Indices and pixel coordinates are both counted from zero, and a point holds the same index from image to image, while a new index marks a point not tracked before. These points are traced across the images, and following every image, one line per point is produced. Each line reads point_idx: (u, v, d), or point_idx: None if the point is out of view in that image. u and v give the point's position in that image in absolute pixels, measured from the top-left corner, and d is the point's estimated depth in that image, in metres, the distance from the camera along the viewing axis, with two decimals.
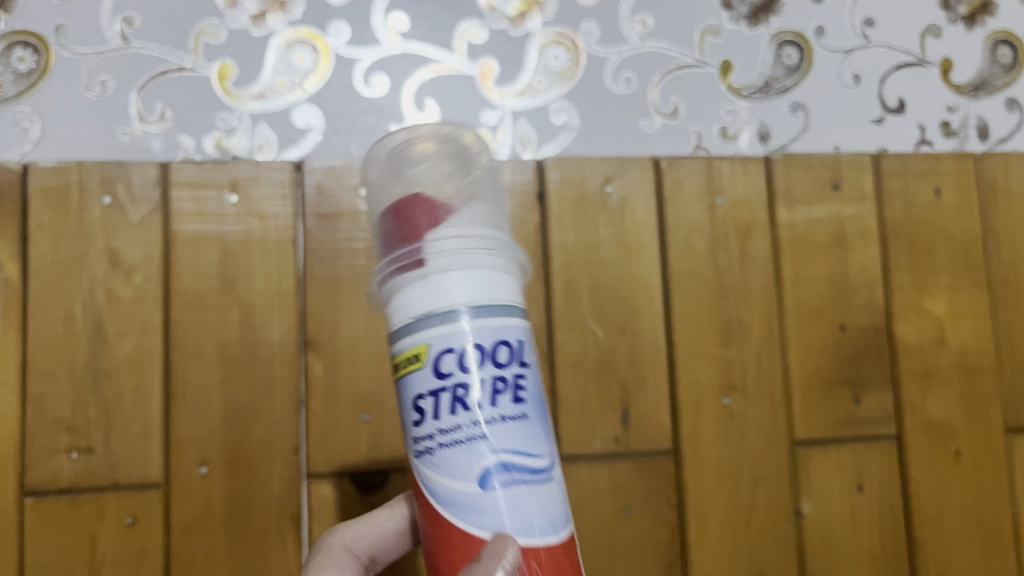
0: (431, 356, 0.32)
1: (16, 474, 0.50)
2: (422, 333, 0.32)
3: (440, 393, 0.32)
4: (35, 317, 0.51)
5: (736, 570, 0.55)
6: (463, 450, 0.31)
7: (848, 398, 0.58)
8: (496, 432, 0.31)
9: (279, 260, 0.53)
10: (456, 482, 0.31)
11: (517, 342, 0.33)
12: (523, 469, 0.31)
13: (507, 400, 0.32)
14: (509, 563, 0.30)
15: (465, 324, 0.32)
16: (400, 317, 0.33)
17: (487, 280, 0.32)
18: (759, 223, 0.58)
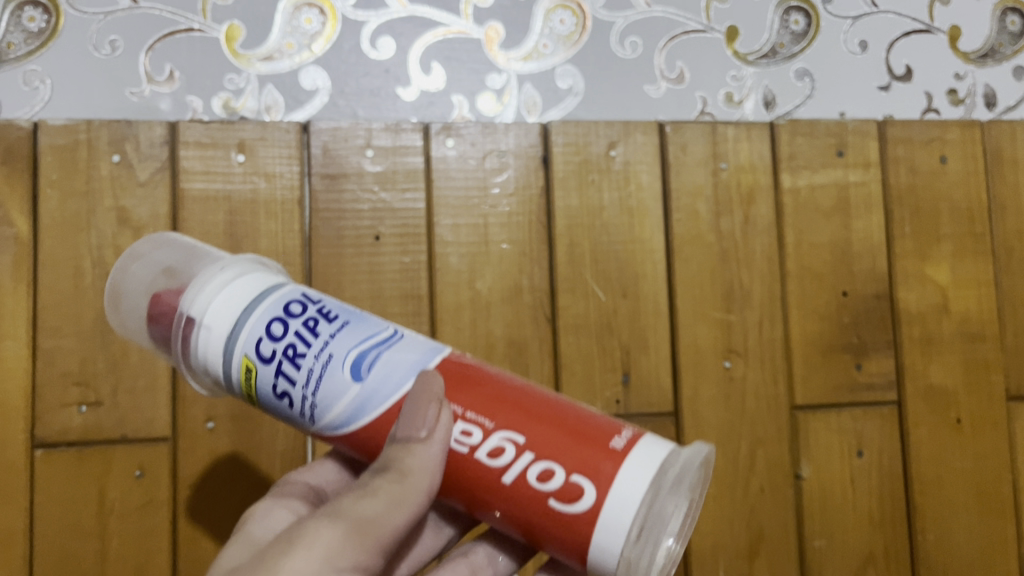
0: (253, 357, 0.32)
1: (25, 427, 0.51)
2: (236, 351, 0.32)
3: (279, 367, 0.32)
4: (45, 273, 0.52)
5: (734, 532, 0.56)
6: (332, 380, 0.32)
7: (849, 364, 0.58)
8: (339, 339, 0.32)
9: (285, 219, 0.54)
10: (340, 405, 0.32)
11: (303, 296, 0.34)
12: (374, 344, 0.32)
13: (326, 322, 0.33)
14: (432, 389, 0.31)
15: (254, 317, 0.32)
16: (216, 369, 0.33)
17: (248, 284, 0.34)
18: (763, 189, 0.58)
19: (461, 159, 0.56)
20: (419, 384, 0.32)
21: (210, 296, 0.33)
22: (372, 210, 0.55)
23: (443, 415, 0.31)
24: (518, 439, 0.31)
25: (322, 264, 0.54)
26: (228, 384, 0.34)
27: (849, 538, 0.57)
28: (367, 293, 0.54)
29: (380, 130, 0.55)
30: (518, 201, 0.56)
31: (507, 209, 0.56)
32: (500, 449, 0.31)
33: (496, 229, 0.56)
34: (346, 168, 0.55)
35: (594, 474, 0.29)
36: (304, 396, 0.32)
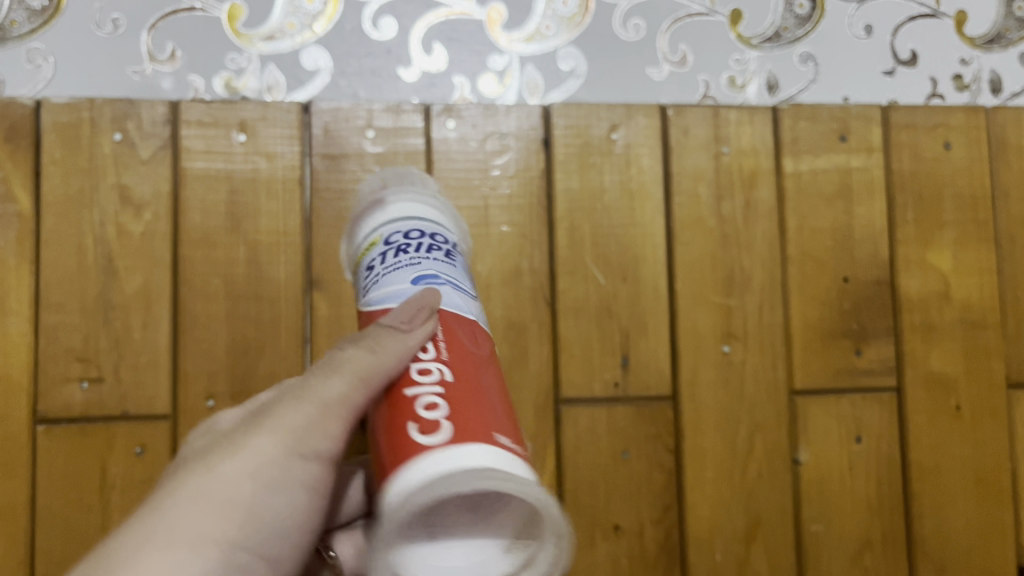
0: (383, 237, 0.33)
1: (27, 402, 0.51)
2: (378, 230, 0.33)
3: (387, 249, 0.32)
4: (47, 251, 0.52)
5: (731, 515, 0.56)
6: (407, 273, 0.31)
7: (849, 350, 0.58)
8: (435, 263, 0.32)
9: (286, 199, 0.54)
10: (387, 290, 0.31)
11: (453, 243, 0.34)
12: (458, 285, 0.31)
13: (440, 253, 0.32)
14: (429, 312, 0.30)
15: (410, 219, 0.33)
16: (359, 238, 0.34)
17: (430, 212, 0.34)
18: (764, 172, 0.58)
19: (461, 141, 0.56)
20: (427, 297, 0.30)
21: (401, 196, 0.34)
22: None
23: (425, 324, 0.30)
24: (448, 376, 0.28)
25: (322, 244, 0.54)
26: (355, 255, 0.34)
27: (846, 525, 0.57)
28: None
29: (381, 111, 0.55)
30: (519, 183, 0.56)
31: (507, 191, 0.56)
32: (429, 371, 0.28)
33: (496, 211, 0.56)
34: (347, 149, 0.55)
35: (459, 436, 0.26)
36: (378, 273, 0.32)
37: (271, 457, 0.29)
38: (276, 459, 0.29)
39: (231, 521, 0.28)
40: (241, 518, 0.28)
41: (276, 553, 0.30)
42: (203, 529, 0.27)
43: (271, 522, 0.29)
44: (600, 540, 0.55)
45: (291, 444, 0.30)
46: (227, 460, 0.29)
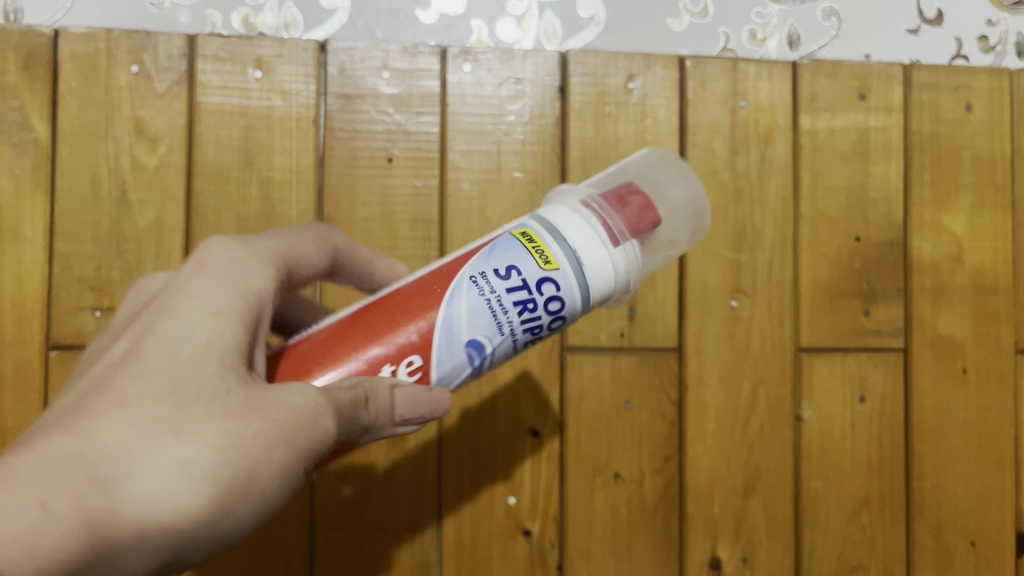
0: (554, 270, 0.33)
1: (41, 328, 0.52)
2: (562, 256, 0.33)
3: (524, 289, 0.33)
4: (62, 180, 0.53)
5: (731, 468, 0.56)
6: (490, 321, 0.33)
7: (857, 310, 0.58)
8: (498, 347, 0.33)
9: (300, 137, 0.54)
10: (459, 314, 0.33)
11: (545, 335, 0.35)
12: (494, 361, 0.34)
13: (536, 325, 0.34)
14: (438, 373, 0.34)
15: (575, 276, 0.33)
16: (567, 236, 0.34)
17: (600, 282, 0.34)
18: (781, 128, 0.58)
19: (476, 85, 0.56)
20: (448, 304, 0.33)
21: (603, 257, 0.33)
22: (386, 132, 0.55)
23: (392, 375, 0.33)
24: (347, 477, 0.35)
25: (334, 184, 0.54)
26: (557, 238, 0.34)
27: (844, 483, 0.57)
28: (378, 216, 0.55)
29: (398, 52, 0.55)
30: (533, 130, 0.56)
31: (521, 137, 0.56)
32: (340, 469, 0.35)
33: (509, 156, 0.56)
34: (362, 90, 0.55)
35: None
36: (494, 287, 0.33)
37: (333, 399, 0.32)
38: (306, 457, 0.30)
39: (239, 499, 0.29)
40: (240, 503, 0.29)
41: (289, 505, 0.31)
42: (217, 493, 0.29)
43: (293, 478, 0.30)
44: (599, 487, 0.55)
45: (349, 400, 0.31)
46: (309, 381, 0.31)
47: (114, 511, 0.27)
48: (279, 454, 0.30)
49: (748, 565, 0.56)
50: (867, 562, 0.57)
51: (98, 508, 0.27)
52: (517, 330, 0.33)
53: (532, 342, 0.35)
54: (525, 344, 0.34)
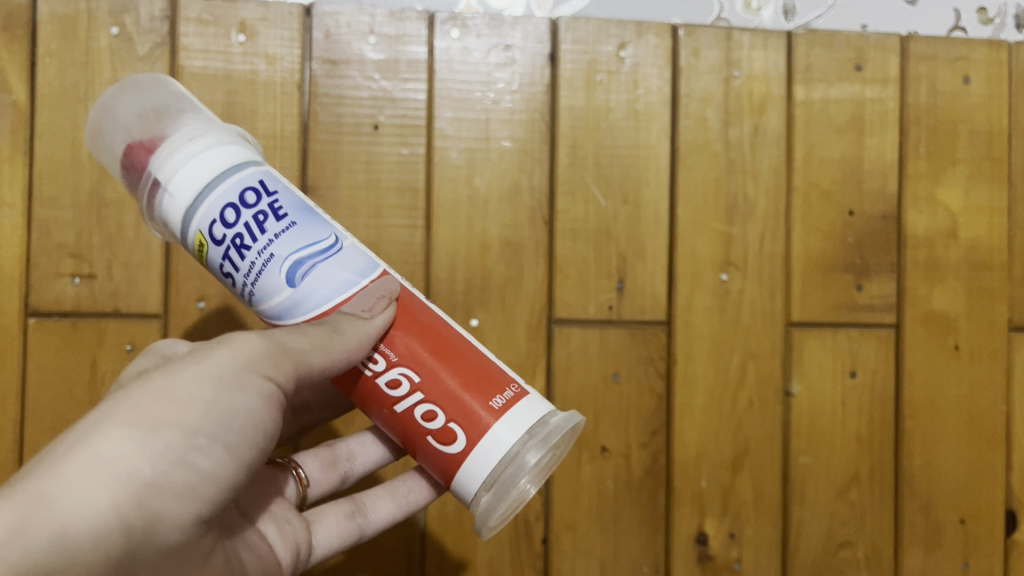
0: (203, 235, 0.33)
1: (20, 294, 0.52)
2: (189, 225, 0.33)
3: (225, 241, 0.33)
4: (41, 144, 0.52)
5: (720, 442, 0.56)
6: (270, 276, 0.33)
7: (850, 284, 0.57)
8: (283, 242, 0.33)
9: (284, 102, 0.53)
10: (275, 300, 0.34)
11: (260, 183, 0.34)
12: (310, 253, 0.34)
13: (274, 221, 0.33)
14: (379, 317, 0.34)
15: (212, 194, 0.33)
16: (171, 228, 0.34)
17: (204, 162, 0.33)
18: (775, 98, 0.57)
19: (465, 52, 0.55)
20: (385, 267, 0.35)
21: (170, 144, 0.34)
22: (372, 99, 0.54)
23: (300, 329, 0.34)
24: (413, 376, 0.34)
25: (318, 150, 0.53)
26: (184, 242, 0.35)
27: (832, 459, 0.57)
28: (364, 184, 0.54)
29: (385, 18, 0.54)
30: (522, 98, 0.55)
31: (509, 106, 0.55)
32: (397, 381, 0.34)
33: (497, 124, 0.55)
34: (348, 55, 0.54)
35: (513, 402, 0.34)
36: (240, 275, 0.34)
37: (256, 341, 0.34)
38: (241, 372, 0.33)
39: (187, 415, 0.31)
40: (194, 422, 0.31)
41: (248, 448, 0.33)
42: (162, 418, 0.31)
43: (233, 410, 0.33)
44: (585, 460, 0.55)
45: (262, 333, 0.34)
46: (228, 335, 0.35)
47: (50, 488, 0.29)
48: (206, 369, 0.33)
49: (735, 540, 0.56)
50: (855, 539, 0.57)
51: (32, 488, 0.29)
52: (264, 236, 0.33)
53: (278, 210, 0.34)
54: (277, 218, 0.34)
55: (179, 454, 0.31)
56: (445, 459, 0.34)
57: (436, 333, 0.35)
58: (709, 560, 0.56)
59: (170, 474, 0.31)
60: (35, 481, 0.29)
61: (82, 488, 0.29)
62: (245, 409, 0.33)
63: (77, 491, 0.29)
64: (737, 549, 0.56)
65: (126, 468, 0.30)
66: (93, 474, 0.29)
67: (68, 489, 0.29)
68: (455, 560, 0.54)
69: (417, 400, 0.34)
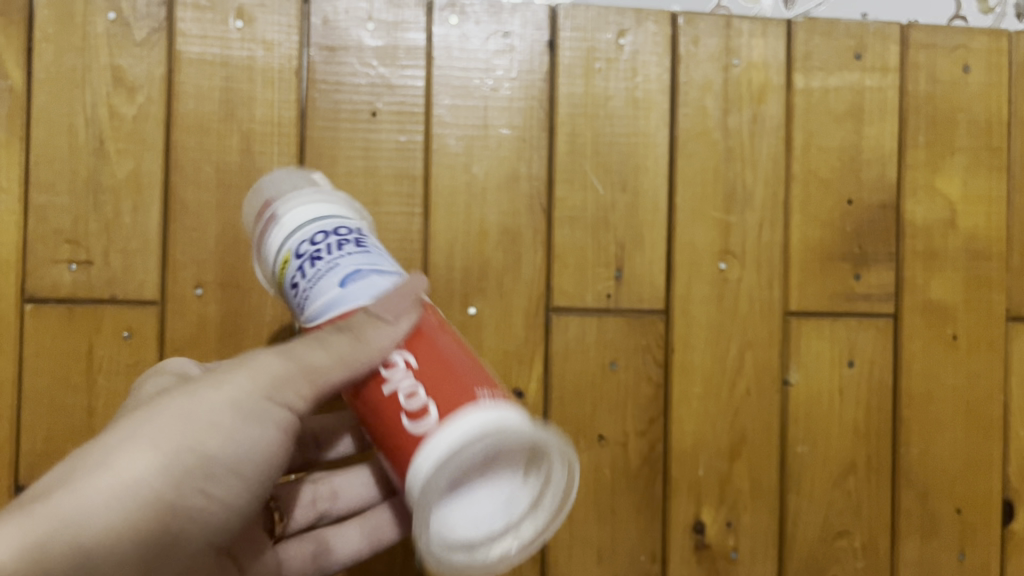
0: (289, 254, 0.33)
1: (17, 280, 0.51)
2: (282, 245, 0.33)
3: (299, 258, 0.32)
4: (37, 130, 0.52)
5: (717, 432, 0.56)
6: (331, 283, 0.31)
7: (848, 274, 0.57)
8: (353, 258, 0.32)
9: (281, 89, 0.53)
10: (329, 310, 0.31)
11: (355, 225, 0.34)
12: (374, 271, 0.32)
13: (354, 245, 0.32)
14: (407, 316, 0.32)
15: (309, 220, 0.33)
16: (268, 258, 0.34)
17: (315, 200, 0.34)
18: (774, 87, 0.56)
19: (463, 38, 0.54)
20: (422, 281, 0.34)
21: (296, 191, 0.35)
22: (370, 86, 0.54)
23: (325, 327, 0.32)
24: (411, 361, 0.31)
25: (316, 138, 0.53)
26: (273, 277, 0.34)
27: (829, 449, 0.57)
28: (362, 171, 0.53)
29: (383, 4, 0.54)
30: (520, 85, 0.55)
31: (508, 93, 0.55)
32: (393, 363, 0.31)
33: (496, 112, 0.54)
34: (346, 41, 0.53)
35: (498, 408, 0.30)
36: (305, 288, 0.32)
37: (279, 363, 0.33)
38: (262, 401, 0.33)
39: (208, 444, 0.32)
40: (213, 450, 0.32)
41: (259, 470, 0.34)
42: (185, 446, 0.32)
43: (251, 437, 0.33)
44: (582, 449, 0.55)
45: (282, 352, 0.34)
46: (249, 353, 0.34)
47: (76, 512, 0.29)
48: (221, 389, 0.33)
49: (732, 529, 0.56)
50: (851, 528, 0.57)
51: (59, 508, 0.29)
52: (340, 252, 0.32)
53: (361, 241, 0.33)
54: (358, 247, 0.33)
55: (197, 482, 0.32)
56: (411, 443, 0.30)
57: (442, 334, 0.32)
58: (706, 548, 0.56)
59: (187, 500, 0.32)
60: (62, 504, 0.29)
61: (107, 513, 0.30)
62: (262, 436, 0.33)
63: (102, 517, 0.30)
64: (733, 538, 0.56)
65: (148, 496, 0.31)
66: (115, 499, 0.30)
67: (93, 513, 0.29)
68: None
69: (400, 386, 0.31)
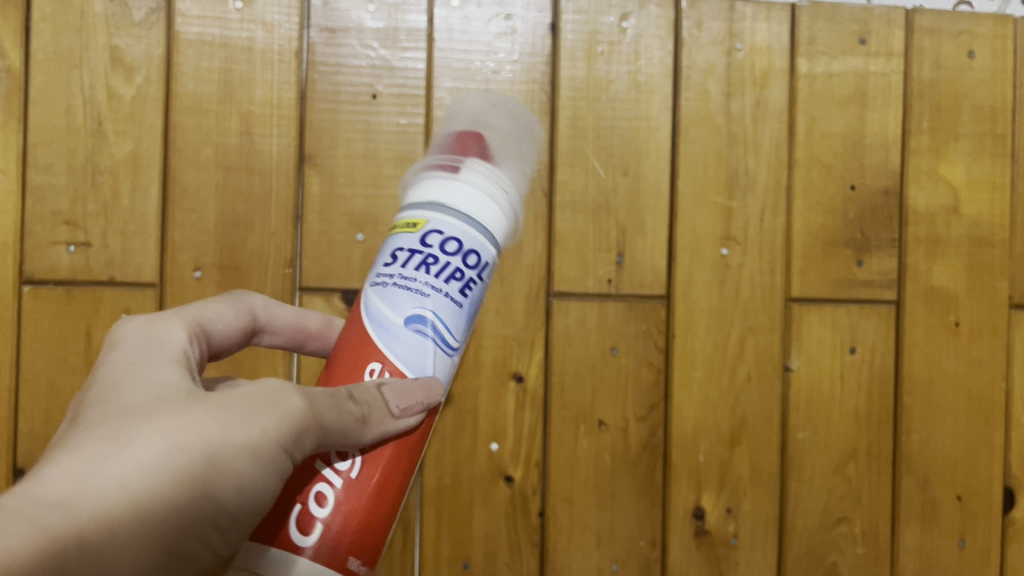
0: (424, 227, 0.30)
1: (15, 262, 0.51)
2: (431, 210, 0.30)
3: (418, 251, 0.29)
4: (35, 110, 0.51)
5: (718, 417, 0.55)
6: (404, 293, 0.29)
7: (850, 260, 0.57)
8: (440, 305, 0.29)
9: (281, 71, 0.53)
10: (386, 315, 0.29)
11: (478, 268, 0.30)
12: (441, 332, 0.29)
13: (460, 286, 0.30)
14: (416, 411, 0.29)
15: (457, 217, 0.29)
16: (416, 191, 0.31)
17: (483, 202, 0.30)
18: (777, 72, 0.56)
19: (465, 21, 0.54)
20: (437, 392, 0.30)
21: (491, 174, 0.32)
22: (371, 67, 0.53)
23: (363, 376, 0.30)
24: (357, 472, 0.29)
25: (316, 120, 0.53)
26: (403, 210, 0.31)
27: (830, 435, 0.57)
28: (361, 154, 0.53)
29: None
30: (522, 68, 0.54)
31: (509, 76, 0.54)
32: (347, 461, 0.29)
33: (497, 95, 0.54)
34: (346, 23, 0.53)
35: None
36: (393, 273, 0.30)
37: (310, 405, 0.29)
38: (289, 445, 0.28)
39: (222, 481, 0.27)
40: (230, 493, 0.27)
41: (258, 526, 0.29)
42: (202, 479, 0.27)
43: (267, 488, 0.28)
44: (583, 434, 0.55)
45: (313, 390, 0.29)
46: (269, 384, 0.30)
47: (82, 529, 0.24)
48: (242, 430, 0.28)
49: (732, 514, 0.56)
50: (852, 514, 0.57)
51: (63, 522, 0.24)
52: (438, 283, 0.29)
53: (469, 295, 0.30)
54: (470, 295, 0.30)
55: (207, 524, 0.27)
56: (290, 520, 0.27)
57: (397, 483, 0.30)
58: (706, 534, 0.56)
59: (189, 548, 0.27)
60: (68, 519, 0.24)
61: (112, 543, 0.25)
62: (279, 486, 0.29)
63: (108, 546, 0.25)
64: (734, 524, 0.56)
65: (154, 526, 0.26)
66: (118, 540, 0.25)
67: (99, 564, 0.24)
68: (450, 532, 0.54)
69: (331, 478, 0.29)
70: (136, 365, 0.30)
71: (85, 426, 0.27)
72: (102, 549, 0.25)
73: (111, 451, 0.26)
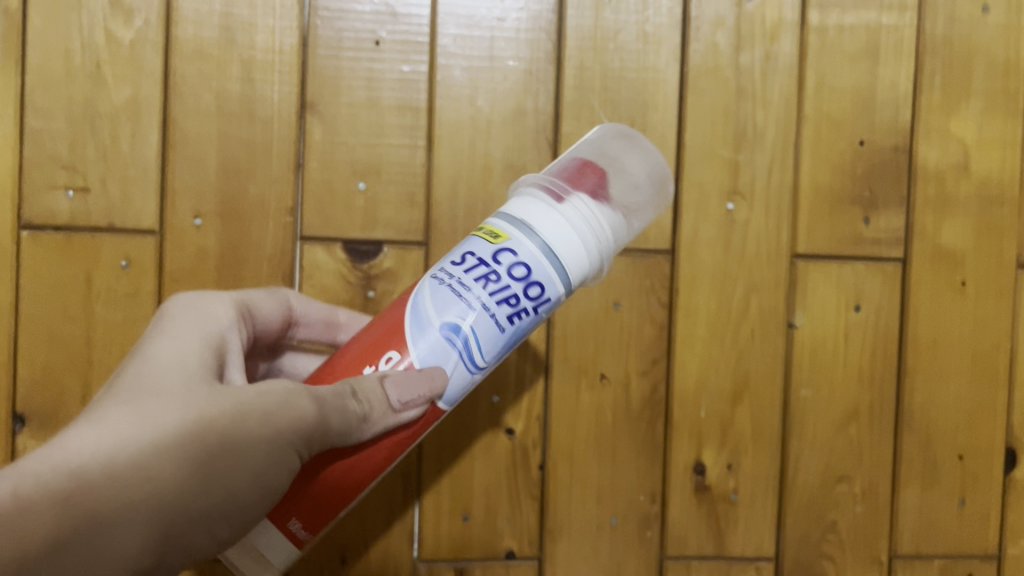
0: (503, 243, 0.36)
1: (13, 207, 0.51)
2: (515, 231, 0.36)
3: (485, 264, 0.36)
4: (32, 53, 0.50)
5: (720, 374, 0.55)
6: (455, 298, 0.35)
7: (857, 217, 0.56)
8: (480, 321, 0.35)
9: (283, 16, 0.52)
10: (433, 313, 0.36)
11: (534, 299, 0.36)
12: (470, 343, 0.35)
13: (502, 310, 0.35)
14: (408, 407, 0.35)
15: (534, 247, 0.36)
16: (511, 214, 0.37)
17: (561, 243, 0.36)
18: (788, 24, 0.55)
19: None
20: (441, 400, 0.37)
21: (574, 220, 0.36)
22: (374, 13, 0.52)
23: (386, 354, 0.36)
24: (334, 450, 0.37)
25: (318, 67, 0.52)
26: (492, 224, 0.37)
27: (834, 393, 0.56)
28: (364, 102, 0.52)
29: None
30: (528, 16, 0.53)
31: (515, 24, 0.53)
32: None
33: (502, 43, 0.53)
34: None
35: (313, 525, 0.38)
36: (455, 275, 0.36)
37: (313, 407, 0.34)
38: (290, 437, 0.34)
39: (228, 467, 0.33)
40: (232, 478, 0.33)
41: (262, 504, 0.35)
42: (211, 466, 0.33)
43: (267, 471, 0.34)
44: (584, 389, 0.54)
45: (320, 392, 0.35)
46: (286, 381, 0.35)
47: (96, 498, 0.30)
48: (254, 424, 0.34)
49: (733, 471, 0.56)
50: (852, 474, 0.57)
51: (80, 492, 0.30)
52: (488, 302, 0.35)
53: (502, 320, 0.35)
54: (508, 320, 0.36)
55: (210, 502, 0.33)
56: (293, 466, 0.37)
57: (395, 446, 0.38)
58: (706, 490, 0.56)
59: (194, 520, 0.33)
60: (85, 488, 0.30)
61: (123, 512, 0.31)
62: (278, 472, 0.34)
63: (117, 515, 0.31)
64: (734, 480, 0.56)
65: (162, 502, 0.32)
66: (127, 509, 0.31)
67: (108, 526, 0.31)
68: (451, 485, 0.54)
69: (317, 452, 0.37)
70: (168, 346, 0.36)
71: (122, 398, 0.33)
72: (107, 513, 0.31)
73: (138, 429, 0.32)
